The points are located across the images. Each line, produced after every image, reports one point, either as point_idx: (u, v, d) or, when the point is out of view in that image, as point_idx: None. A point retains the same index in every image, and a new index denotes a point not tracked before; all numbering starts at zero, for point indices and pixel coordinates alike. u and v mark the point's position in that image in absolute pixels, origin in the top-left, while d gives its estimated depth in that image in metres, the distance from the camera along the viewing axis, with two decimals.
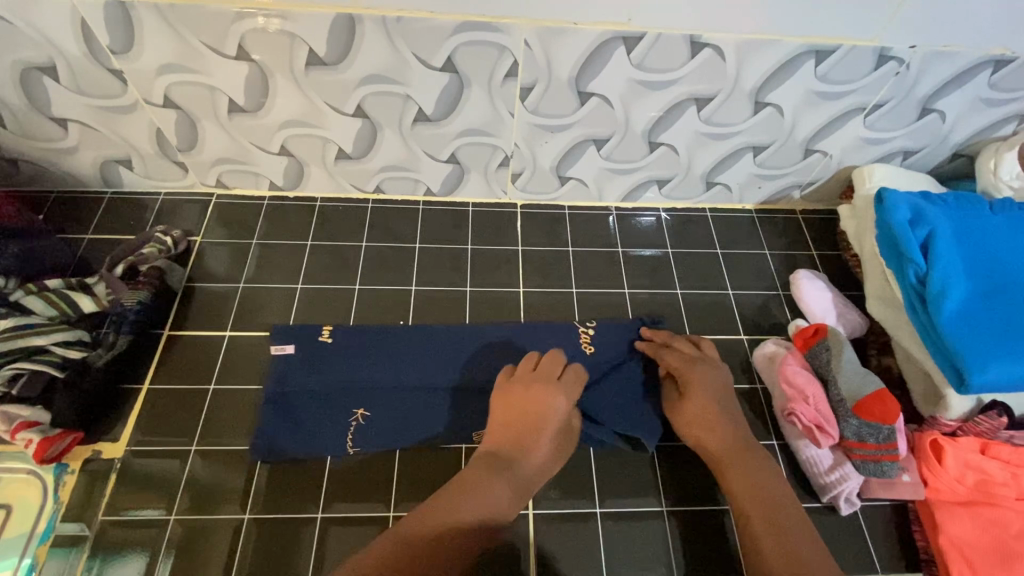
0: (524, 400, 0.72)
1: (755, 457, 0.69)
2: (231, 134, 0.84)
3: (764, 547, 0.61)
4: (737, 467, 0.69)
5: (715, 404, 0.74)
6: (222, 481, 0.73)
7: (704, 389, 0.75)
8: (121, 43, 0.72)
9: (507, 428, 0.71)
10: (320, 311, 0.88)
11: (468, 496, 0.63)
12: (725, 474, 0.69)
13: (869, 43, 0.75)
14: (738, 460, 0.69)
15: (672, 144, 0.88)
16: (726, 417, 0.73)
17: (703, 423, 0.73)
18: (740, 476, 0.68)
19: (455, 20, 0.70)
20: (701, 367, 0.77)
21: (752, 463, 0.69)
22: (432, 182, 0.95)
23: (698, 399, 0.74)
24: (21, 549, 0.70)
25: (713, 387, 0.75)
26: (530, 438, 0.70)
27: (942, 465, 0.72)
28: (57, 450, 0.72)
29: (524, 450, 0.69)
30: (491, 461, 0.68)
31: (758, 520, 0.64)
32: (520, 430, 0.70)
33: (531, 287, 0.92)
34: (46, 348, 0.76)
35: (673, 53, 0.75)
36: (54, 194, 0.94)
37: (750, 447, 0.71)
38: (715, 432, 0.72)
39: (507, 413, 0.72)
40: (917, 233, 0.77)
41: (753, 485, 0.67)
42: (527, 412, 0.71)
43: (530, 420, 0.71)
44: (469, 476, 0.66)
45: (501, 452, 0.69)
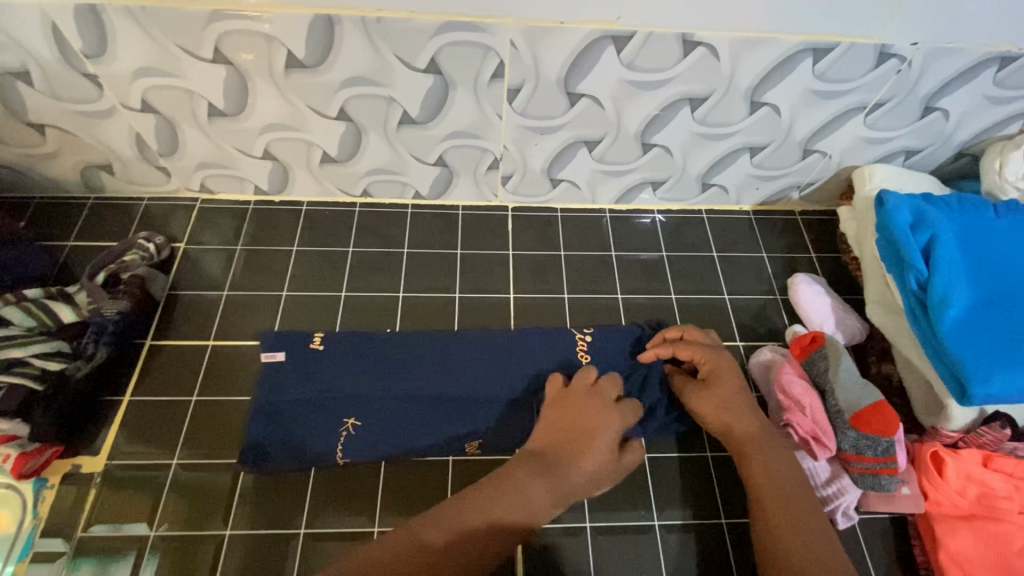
0: (580, 412, 0.68)
1: (775, 449, 0.67)
2: (213, 138, 0.82)
3: (778, 534, 0.60)
4: (760, 455, 0.67)
5: (740, 394, 0.72)
6: (205, 497, 0.72)
7: (729, 378, 0.73)
8: (94, 47, 0.70)
9: (556, 436, 0.66)
10: (308, 319, 0.86)
11: (508, 496, 0.59)
12: (746, 461, 0.67)
13: (869, 41, 0.72)
14: (761, 448, 0.67)
15: (666, 145, 0.85)
16: (750, 405, 0.71)
17: (729, 409, 0.70)
18: (762, 464, 0.66)
19: (438, 20, 0.68)
20: (722, 357, 0.76)
21: (774, 452, 0.67)
22: (420, 185, 0.93)
23: (722, 388, 0.72)
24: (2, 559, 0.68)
25: (739, 376, 0.74)
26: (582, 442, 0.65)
27: (942, 478, 0.70)
28: (34, 466, 0.71)
29: (576, 457, 0.64)
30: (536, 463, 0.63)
31: (772, 505, 0.63)
32: (572, 440, 0.66)
33: (523, 293, 0.90)
34: (25, 361, 0.74)
35: (665, 53, 0.72)
36: (36, 199, 0.92)
37: (772, 438, 0.69)
38: (742, 420, 0.70)
39: (559, 427, 0.67)
40: (918, 238, 0.74)
41: (776, 474, 0.65)
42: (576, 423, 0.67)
43: (579, 430, 0.66)
44: (513, 472, 0.61)
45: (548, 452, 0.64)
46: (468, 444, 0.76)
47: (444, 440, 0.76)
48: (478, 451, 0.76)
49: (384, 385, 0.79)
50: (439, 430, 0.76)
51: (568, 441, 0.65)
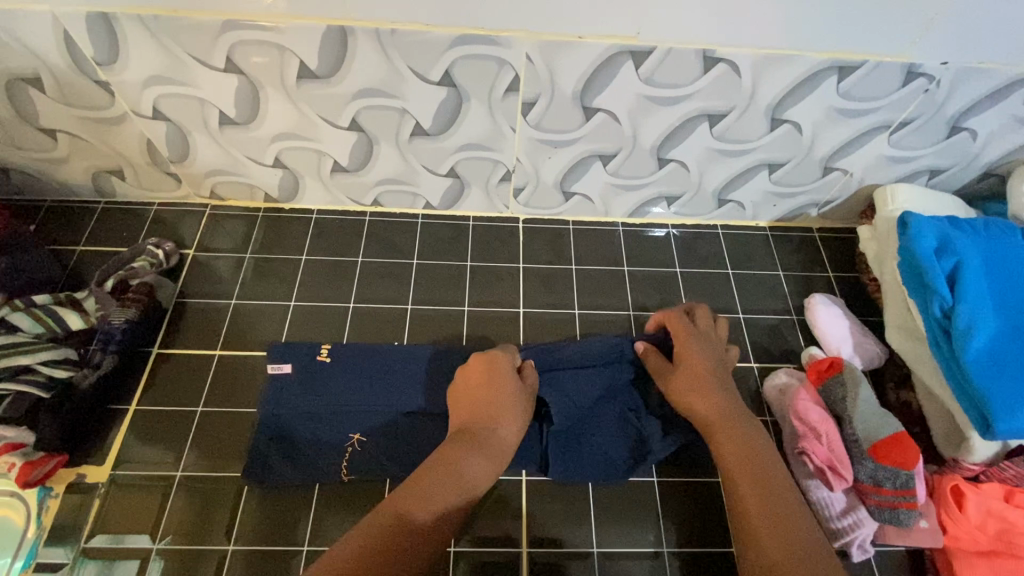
0: (482, 381, 0.72)
1: (746, 425, 0.66)
2: (223, 146, 0.82)
3: (749, 507, 0.58)
4: (729, 436, 0.65)
5: (708, 372, 0.71)
6: (208, 509, 0.72)
7: (696, 359, 0.72)
8: (106, 54, 0.69)
9: (473, 410, 0.70)
10: (315, 330, 0.85)
11: (443, 474, 0.61)
12: (720, 449, 0.65)
13: (897, 59, 0.70)
14: (732, 432, 0.65)
15: (683, 161, 0.84)
16: (721, 386, 0.70)
17: (697, 388, 0.69)
18: (731, 439, 0.65)
19: (453, 33, 0.66)
20: (699, 337, 0.75)
21: (745, 435, 0.65)
22: (431, 195, 0.92)
23: (690, 369, 0.71)
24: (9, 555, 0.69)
25: (709, 357, 0.73)
26: (499, 408, 0.70)
27: (963, 512, 0.68)
28: (39, 474, 0.70)
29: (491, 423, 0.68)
30: (464, 440, 0.66)
31: (744, 478, 0.61)
32: (481, 405, 0.69)
33: (533, 307, 0.89)
34: (32, 367, 0.73)
35: (684, 68, 0.70)
36: (47, 203, 0.92)
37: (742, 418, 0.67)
38: (707, 399, 0.68)
39: (471, 400, 0.70)
40: (943, 264, 0.72)
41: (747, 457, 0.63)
42: (484, 390, 0.71)
43: (492, 398, 0.70)
44: (447, 456, 0.64)
45: (474, 428, 0.68)
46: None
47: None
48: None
49: (392, 400, 0.78)
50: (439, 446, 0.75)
51: (489, 411, 0.69)
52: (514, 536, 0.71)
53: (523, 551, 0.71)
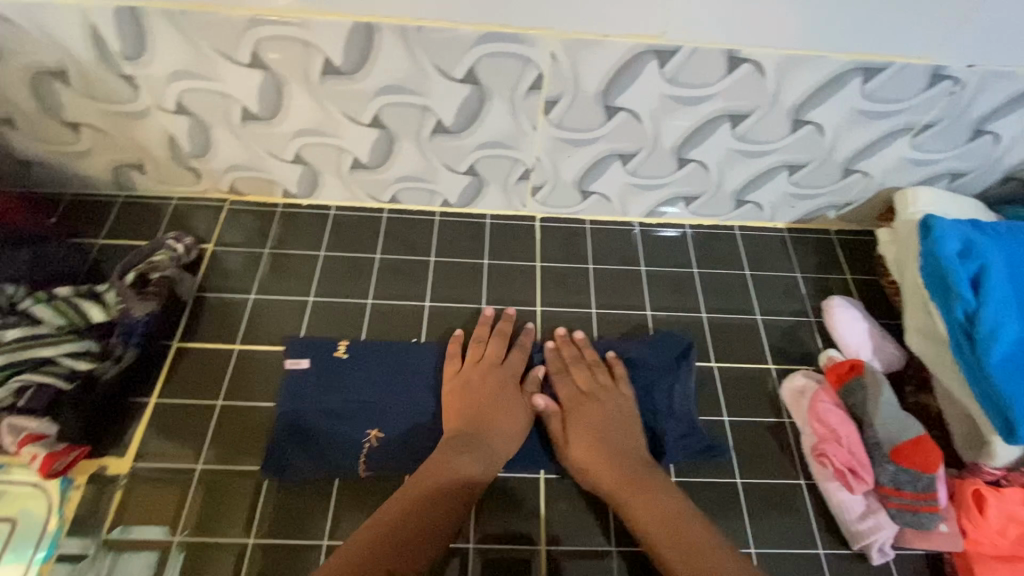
0: (476, 391, 0.75)
1: (650, 481, 0.67)
2: (244, 142, 0.82)
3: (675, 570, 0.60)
4: (638, 500, 0.66)
5: (592, 430, 0.72)
6: (227, 502, 0.72)
7: (587, 416, 0.74)
8: (133, 49, 0.69)
9: (469, 418, 0.73)
10: (332, 326, 0.85)
11: (437, 474, 0.66)
12: (631, 515, 0.66)
13: (923, 61, 0.70)
14: (631, 496, 0.66)
15: (703, 161, 0.83)
16: (613, 443, 0.71)
17: (589, 456, 0.71)
18: (639, 504, 0.66)
19: (478, 31, 0.67)
20: (603, 389, 0.77)
21: (651, 497, 0.66)
22: (448, 193, 0.92)
23: (581, 430, 0.73)
24: (33, 543, 0.70)
25: (599, 407, 0.74)
26: (496, 415, 0.73)
27: (984, 516, 0.68)
28: (61, 466, 0.71)
29: (487, 425, 0.72)
30: (457, 447, 0.70)
31: (662, 540, 0.62)
32: (479, 407, 0.74)
33: (550, 306, 0.88)
34: (54, 359, 0.74)
35: (708, 69, 0.70)
36: (67, 196, 0.92)
37: (642, 472, 0.69)
38: (601, 464, 0.69)
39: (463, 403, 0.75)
40: (966, 267, 0.72)
41: (657, 517, 0.64)
42: (482, 396, 0.75)
43: (488, 405, 0.74)
44: (439, 458, 0.68)
45: (469, 434, 0.71)
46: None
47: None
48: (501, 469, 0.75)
49: (410, 398, 0.79)
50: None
51: (486, 417, 0.73)
52: (533, 534, 0.71)
53: (541, 549, 0.70)
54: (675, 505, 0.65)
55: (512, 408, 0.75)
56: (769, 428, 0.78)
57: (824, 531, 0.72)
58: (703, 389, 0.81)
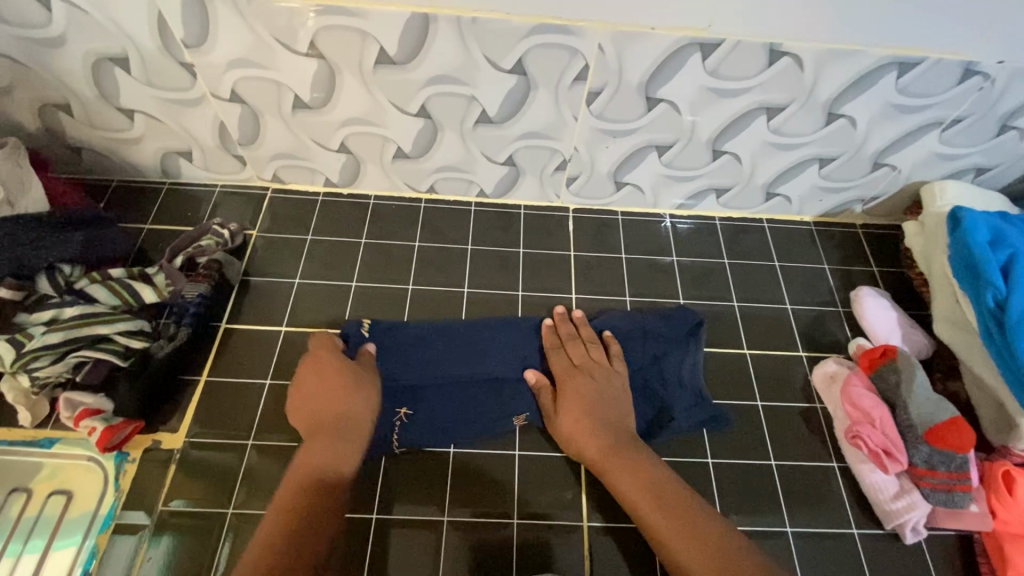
0: (320, 382, 0.73)
1: (633, 451, 0.69)
2: (293, 130, 0.84)
3: (664, 535, 0.62)
4: (621, 469, 0.68)
5: (585, 400, 0.73)
6: (276, 477, 0.74)
7: (575, 388, 0.75)
8: (195, 37, 0.72)
9: (317, 407, 0.71)
10: (374, 310, 0.88)
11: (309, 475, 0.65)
12: (617, 485, 0.68)
13: (957, 57, 0.72)
14: (617, 465, 0.68)
15: (736, 153, 0.86)
16: (597, 415, 0.73)
17: (578, 429, 0.72)
18: (623, 474, 0.67)
19: (530, 22, 0.69)
20: (594, 363, 0.77)
21: (638, 467, 0.68)
22: (485, 183, 0.94)
23: (572, 401, 0.74)
24: (84, 529, 0.72)
25: (590, 380, 0.75)
26: (343, 394, 0.71)
27: (1013, 497, 0.70)
28: (119, 439, 0.73)
29: (334, 410, 0.70)
30: (320, 438, 0.68)
31: (648, 507, 0.64)
32: (325, 394, 0.71)
33: (585, 295, 0.90)
34: (109, 337, 0.76)
35: (749, 61, 0.73)
36: (114, 182, 0.95)
37: (627, 446, 0.70)
38: (587, 436, 0.71)
39: (313, 394, 0.72)
40: (996, 256, 0.74)
41: (640, 485, 0.66)
42: (319, 385, 0.73)
43: (329, 392, 0.72)
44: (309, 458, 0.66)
45: (326, 416, 0.70)
46: (515, 418, 0.77)
47: (491, 420, 0.77)
48: (527, 421, 0.78)
49: (433, 364, 0.79)
50: (486, 409, 0.77)
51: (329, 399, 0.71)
52: (573, 511, 0.73)
53: (583, 525, 0.72)
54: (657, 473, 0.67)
55: (347, 387, 0.72)
56: (801, 413, 0.81)
57: (857, 510, 0.74)
58: (736, 375, 0.84)
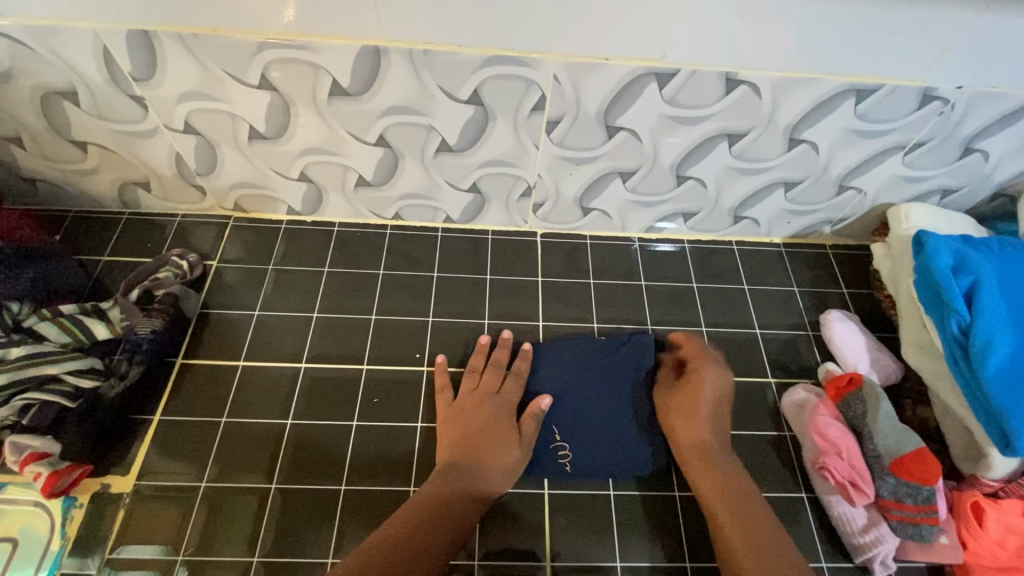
0: (469, 418, 0.75)
1: (726, 465, 0.72)
2: (250, 160, 0.83)
3: (734, 546, 0.64)
4: (710, 475, 0.71)
5: (717, 395, 0.76)
6: (233, 519, 0.72)
7: (706, 389, 0.76)
8: (144, 70, 0.71)
9: (462, 445, 0.72)
10: (335, 341, 0.86)
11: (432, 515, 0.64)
12: (702, 481, 0.71)
13: (914, 83, 0.72)
14: (716, 461, 0.72)
15: (701, 178, 0.85)
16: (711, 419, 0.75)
17: (688, 416, 0.75)
18: (714, 480, 0.70)
19: (483, 54, 0.68)
20: (711, 364, 0.79)
21: (730, 470, 0.71)
22: (451, 209, 0.93)
23: (700, 393, 0.76)
24: (36, 561, 0.70)
25: (722, 385, 0.77)
26: (492, 450, 0.72)
27: (983, 528, 0.69)
28: (65, 483, 0.70)
29: (481, 458, 0.71)
30: (450, 476, 0.69)
31: (726, 515, 0.67)
32: (474, 442, 0.73)
33: (552, 322, 0.89)
34: (58, 377, 0.74)
35: (706, 90, 0.72)
36: (72, 213, 0.93)
37: (717, 454, 0.73)
38: (702, 432, 0.74)
39: (467, 435, 0.73)
40: (960, 282, 0.73)
41: (730, 491, 0.69)
42: (477, 428, 0.74)
43: (481, 437, 0.73)
44: (429, 490, 0.68)
45: (463, 464, 0.70)
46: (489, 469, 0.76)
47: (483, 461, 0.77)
48: None
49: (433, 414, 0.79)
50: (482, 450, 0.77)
51: (477, 448, 0.72)
52: (537, 550, 0.71)
53: (546, 565, 0.70)
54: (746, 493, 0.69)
55: (507, 440, 0.74)
56: (770, 442, 0.79)
57: (825, 544, 0.72)
58: None
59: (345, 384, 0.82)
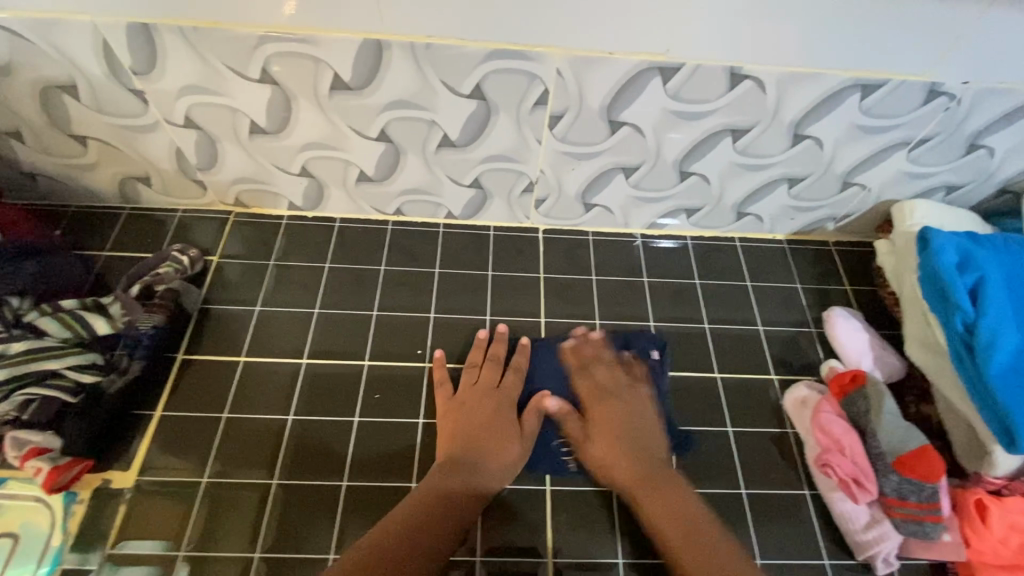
0: (470, 413, 0.75)
1: (673, 487, 0.68)
2: (251, 155, 0.83)
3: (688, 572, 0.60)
4: (655, 498, 0.68)
5: (618, 418, 0.74)
6: (234, 515, 0.71)
7: (608, 415, 0.75)
8: (144, 64, 0.70)
9: (462, 440, 0.72)
10: (336, 337, 0.86)
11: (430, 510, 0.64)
12: (649, 509, 0.67)
13: (920, 78, 0.72)
14: (655, 483, 0.69)
15: (704, 174, 0.85)
16: (635, 443, 0.73)
17: (613, 445, 0.73)
18: (660, 504, 0.67)
19: (486, 48, 0.68)
20: (601, 390, 0.77)
21: (672, 490, 0.68)
22: (453, 205, 0.92)
23: (605, 420, 0.74)
24: (38, 556, 0.69)
25: (617, 406, 0.75)
26: (491, 447, 0.72)
27: (986, 526, 0.69)
28: (65, 479, 0.70)
29: (481, 453, 0.71)
30: (450, 471, 0.69)
31: (677, 542, 0.63)
32: (475, 438, 0.72)
33: (554, 318, 0.89)
34: (59, 371, 0.74)
35: (709, 85, 0.72)
36: (72, 208, 0.93)
37: (659, 475, 0.70)
38: (624, 458, 0.71)
39: (467, 430, 0.73)
40: (964, 279, 0.73)
41: (672, 515, 0.66)
42: (479, 423, 0.74)
43: (482, 432, 0.73)
44: (427, 485, 0.67)
45: (467, 459, 0.70)
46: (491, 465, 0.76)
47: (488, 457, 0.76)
48: None
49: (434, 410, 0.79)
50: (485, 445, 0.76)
51: (480, 444, 0.72)
52: (538, 546, 0.71)
53: (548, 561, 0.70)
54: (691, 513, 0.65)
55: (508, 435, 0.73)
56: (773, 439, 0.79)
57: (828, 541, 0.72)
58: (707, 400, 0.82)
59: (346, 380, 0.82)
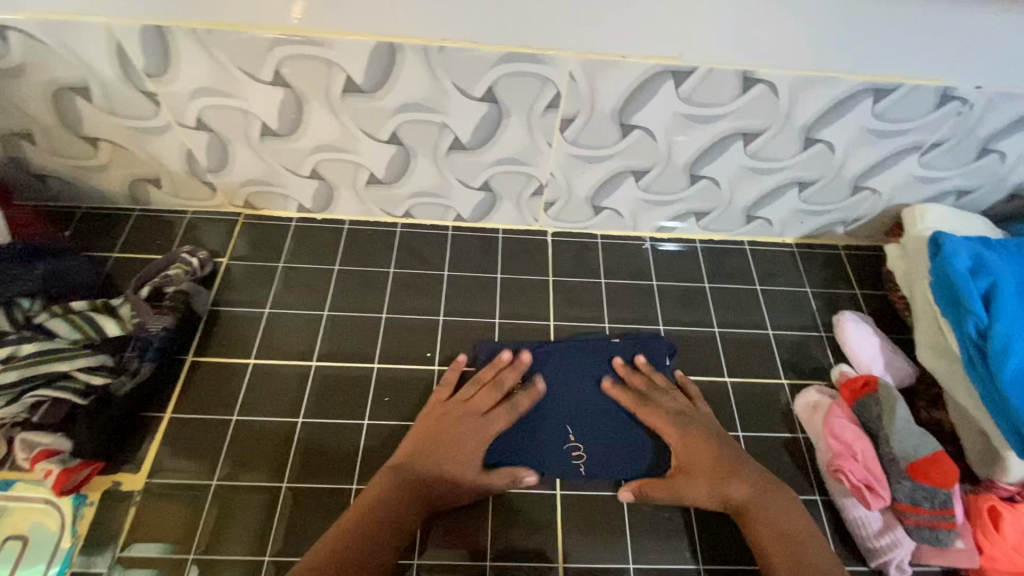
0: (435, 421, 0.74)
1: (782, 505, 0.69)
2: (262, 157, 0.83)
3: None
4: (765, 521, 0.67)
5: (715, 444, 0.73)
6: (243, 518, 0.71)
7: (703, 444, 0.73)
8: (157, 66, 0.71)
9: (421, 447, 0.71)
10: (345, 340, 0.85)
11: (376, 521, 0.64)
12: (756, 532, 0.67)
13: (933, 83, 0.71)
14: (761, 505, 0.69)
15: (715, 178, 0.85)
16: (738, 465, 0.71)
17: (716, 473, 0.71)
18: (767, 524, 0.67)
19: (499, 51, 0.68)
20: (685, 417, 0.75)
21: (779, 509, 0.68)
22: (462, 208, 0.92)
23: (700, 450, 0.72)
24: (48, 557, 0.69)
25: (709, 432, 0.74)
26: (448, 456, 0.71)
27: (1000, 532, 0.68)
28: (75, 481, 0.70)
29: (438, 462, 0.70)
30: (402, 480, 0.68)
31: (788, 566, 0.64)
32: (433, 446, 0.71)
33: (563, 321, 0.88)
34: (69, 373, 0.74)
35: (722, 88, 0.71)
36: (81, 210, 0.93)
37: (763, 496, 0.69)
38: (732, 482, 0.70)
39: (428, 437, 0.72)
40: (977, 284, 0.73)
41: (781, 538, 0.66)
42: (437, 432, 0.72)
43: (443, 441, 0.72)
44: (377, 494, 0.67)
45: (416, 469, 0.69)
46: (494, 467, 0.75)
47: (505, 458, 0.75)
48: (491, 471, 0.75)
49: None
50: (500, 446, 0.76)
51: (434, 454, 0.71)
52: (549, 551, 0.71)
53: (559, 566, 0.70)
54: (801, 534, 0.66)
55: (468, 445, 0.72)
56: (784, 443, 0.79)
57: (840, 548, 0.72)
58: (718, 405, 0.82)
59: (355, 383, 0.82)
